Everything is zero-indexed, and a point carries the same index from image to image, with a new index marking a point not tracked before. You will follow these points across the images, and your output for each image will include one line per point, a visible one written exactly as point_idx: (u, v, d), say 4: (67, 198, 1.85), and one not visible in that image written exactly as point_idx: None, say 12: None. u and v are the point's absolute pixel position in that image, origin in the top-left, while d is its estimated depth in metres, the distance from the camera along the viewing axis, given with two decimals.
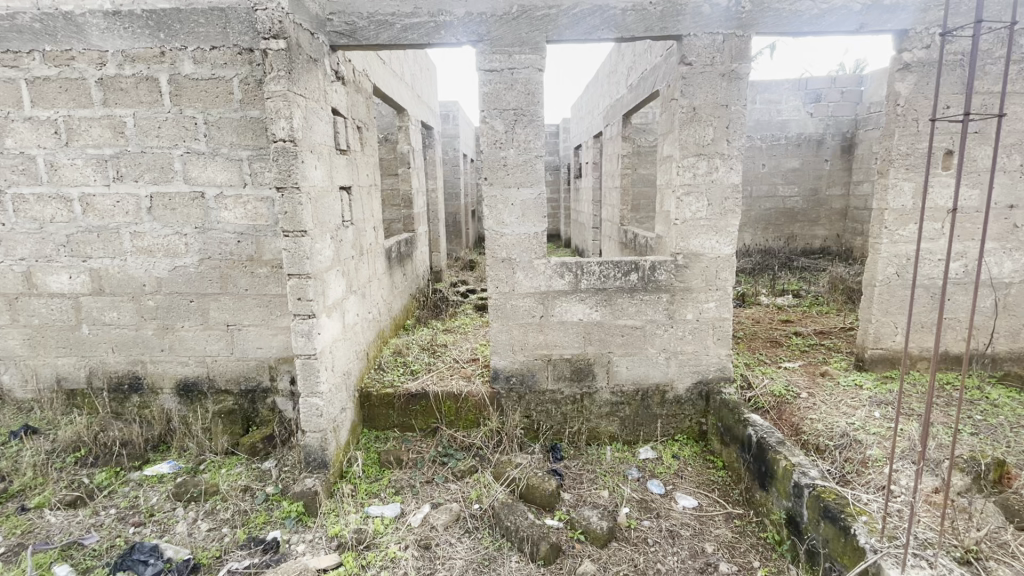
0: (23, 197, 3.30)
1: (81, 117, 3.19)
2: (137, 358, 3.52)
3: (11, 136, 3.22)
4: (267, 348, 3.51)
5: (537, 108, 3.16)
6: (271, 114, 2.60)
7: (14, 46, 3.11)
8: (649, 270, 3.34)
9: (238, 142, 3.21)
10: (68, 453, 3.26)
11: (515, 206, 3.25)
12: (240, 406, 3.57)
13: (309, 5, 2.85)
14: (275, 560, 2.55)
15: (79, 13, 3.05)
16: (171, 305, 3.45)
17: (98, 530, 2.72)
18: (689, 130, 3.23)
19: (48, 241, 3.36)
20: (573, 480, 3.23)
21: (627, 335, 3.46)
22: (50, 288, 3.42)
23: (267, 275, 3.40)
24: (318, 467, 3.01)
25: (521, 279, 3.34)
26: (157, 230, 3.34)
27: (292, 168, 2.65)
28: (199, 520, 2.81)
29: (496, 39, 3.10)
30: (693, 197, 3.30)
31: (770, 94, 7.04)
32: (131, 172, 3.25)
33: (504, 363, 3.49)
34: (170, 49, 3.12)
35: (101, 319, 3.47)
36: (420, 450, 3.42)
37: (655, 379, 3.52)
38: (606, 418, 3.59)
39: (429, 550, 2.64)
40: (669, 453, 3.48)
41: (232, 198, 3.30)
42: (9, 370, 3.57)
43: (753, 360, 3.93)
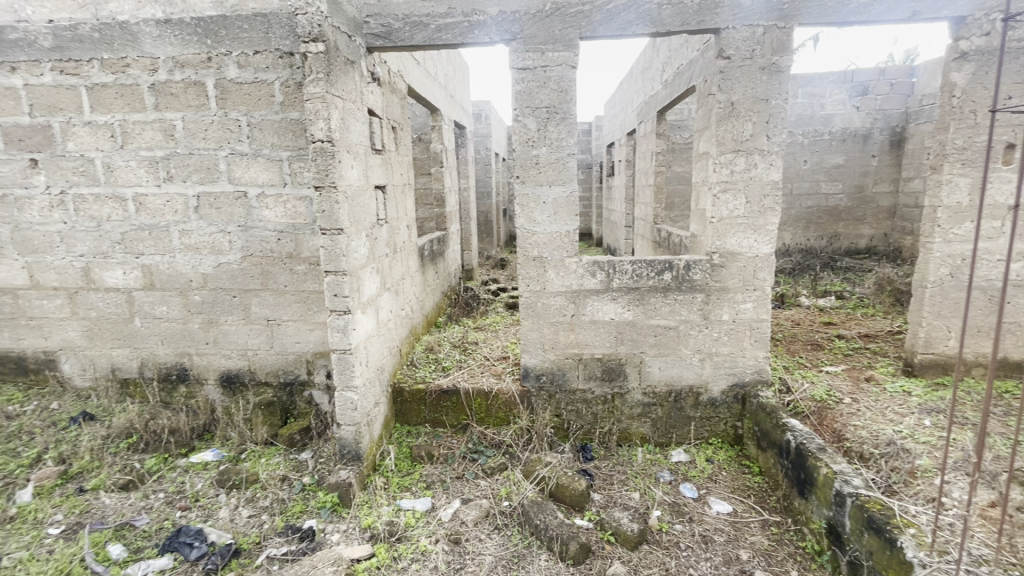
0: (83, 197, 3.50)
1: (135, 121, 3.37)
2: (184, 350, 3.69)
3: (72, 140, 3.42)
4: (305, 343, 3.62)
5: (570, 106, 3.15)
6: (310, 115, 2.68)
7: (75, 55, 3.30)
8: (684, 269, 3.28)
9: (279, 142, 3.32)
10: (121, 439, 3.44)
11: (547, 204, 3.25)
12: (279, 398, 3.70)
13: (346, 8, 2.91)
14: (311, 548, 2.62)
15: (133, 23, 3.22)
16: (215, 300, 3.60)
17: (148, 512, 2.86)
18: (727, 127, 3.14)
19: (104, 238, 3.55)
20: (604, 480, 3.20)
21: (660, 335, 3.40)
22: (106, 282, 3.63)
23: (306, 271, 3.51)
24: (353, 459, 3.10)
25: (553, 277, 3.33)
26: (204, 228, 3.49)
27: (329, 168, 2.73)
28: (240, 506, 2.92)
29: (530, 37, 3.10)
30: (731, 195, 3.21)
31: (813, 88, 6.79)
32: (180, 173, 3.41)
33: (535, 361, 3.49)
34: (217, 54, 3.25)
35: (152, 312, 3.65)
36: (451, 446, 3.45)
37: (689, 381, 3.45)
38: (637, 419, 3.54)
39: (459, 545, 2.66)
40: (703, 456, 3.40)
41: (273, 198, 3.41)
42: (69, 359, 3.80)
43: (791, 363, 3.79)
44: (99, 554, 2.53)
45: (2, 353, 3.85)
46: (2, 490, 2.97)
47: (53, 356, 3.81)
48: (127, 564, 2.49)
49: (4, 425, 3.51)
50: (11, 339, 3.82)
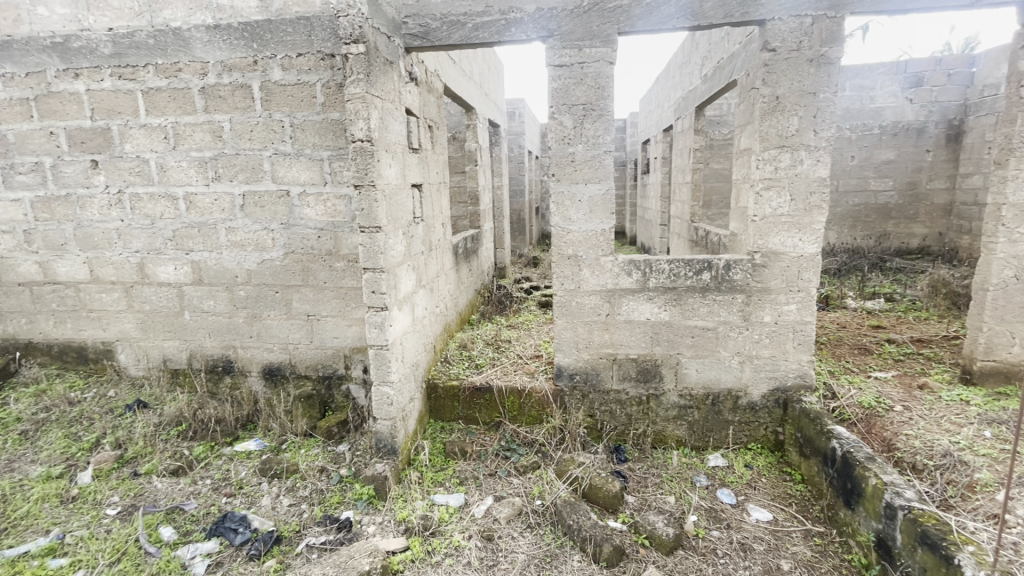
0: (139, 196, 3.69)
1: (186, 124, 3.52)
2: (230, 343, 3.84)
3: (129, 142, 3.61)
4: (343, 338, 3.72)
5: (607, 103, 3.11)
6: (351, 115, 2.74)
7: (132, 61, 3.47)
8: (724, 268, 3.19)
9: (320, 142, 3.41)
10: (172, 427, 3.61)
11: (582, 202, 3.21)
12: (318, 391, 3.80)
13: (386, 9, 2.95)
14: (348, 538, 2.68)
15: (185, 29, 3.37)
16: (259, 295, 3.73)
17: (197, 497, 2.98)
18: (771, 122, 3.03)
19: (158, 236, 3.73)
20: (638, 482, 3.15)
21: (698, 336, 3.32)
22: (159, 277, 3.82)
23: (345, 268, 3.60)
24: (388, 453, 3.15)
25: (588, 276, 3.30)
26: (249, 226, 3.62)
27: (368, 167, 2.78)
28: (282, 495, 3.02)
29: (567, 34, 3.07)
30: (775, 192, 3.10)
31: (862, 80, 6.48)
32: (227, 173, 3.55)
33: (569, 360, 3.46)
34: (262, 58, 3.36)
35: (201, 306, 3.82)
36: (484, 443, 3.46)
37: (728, 384, 3.36)
38: (673, 422, 3.46)
39: (492, 542, 2.68)
40: (742, 461, 3.31)
41: (314, 196, 3.51)
42: (125, 350, 4.01)
43: (837, 368, 3.63)
44: (152, 535, 2.66)
45: (65, 343, 4.10)
46: (66, 471, 3.16)
47: (111, 347, 4.03)
48: (177, 546, 2.60)
49: (67, 410, 3.74)
50: (74, 330, 4.06)
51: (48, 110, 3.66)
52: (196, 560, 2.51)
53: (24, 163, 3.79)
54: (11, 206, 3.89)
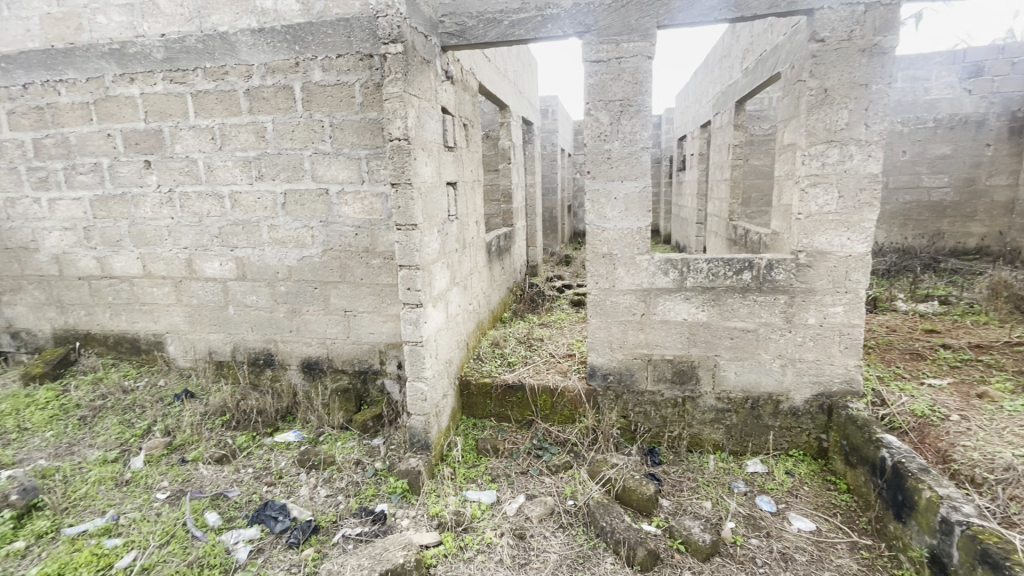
0: (188, 195, 3.85)
1: (232, 125, 3.65)
2: (271, 336, 3.97)
3: (179, 143, 3.77)
4: (378, 334, 3.79)
5: (645, 99, 3.05)
6: (389, 114, 2.78)
7: (183, 65, 3.63)
8: (765, 268, 3.08)
9: (358, 142, 3.48)
10: (217, 416, 3.75)
11: (618, 200, 3.16)
12: (354, 385, 3.88)
13: (424, 8, 2.98)
14: (383, 531, 2.72)
15: (232, 33, 3.49)
16: (299, 291, 3.83)
17: (239, 485, 3.09)
18: (818, 115, 2.91)
19: (205, 233, 3.89)
20: (673, 486, 3.09)
21: (738, 338, 3.22)
22: (206, 273, 3.98)
23: (381, 265, 3.66)
24: (422, 448, 3.19)
25: (623, 275, 3.25)
26: (289, 223, 3.72)
27: (405, 165, 2.81)
28: (319, 486, 3.09)
29: (605, 28, 3.02)
30: (822, 189, 2.97)
31: (915, 71, 6.14)
32: (270, 172, 3.66)
33: (602, 360, 3.41)
34: (303, 59, 3.45)
35: (244, 301, 3.95)
36: (516, 441, 3.46)
37: (768, 388, 3.26)
38: (710, 425, 3.37)
39: (524, 540, 2.67)
40: (783, 468, 3.19)
41: (351, 195, 3.58)
42: (174, 341, 4.20)
43: (887, 373, 3.46)
44: (198, 520, 2.77)
45: (120, 335, 4.33)
46: (120, 456, 3.34)
47: (161, 339, 4.23)
48: (221, 531, 2.70)
49: (121, 398, 3.96)
50: (127, 322, 4.28)
51: (106, 114, 3.86)
52: (239, 545, 2.60)
53: (84, 164, 4.01)
54: (72, 204, 4.13)
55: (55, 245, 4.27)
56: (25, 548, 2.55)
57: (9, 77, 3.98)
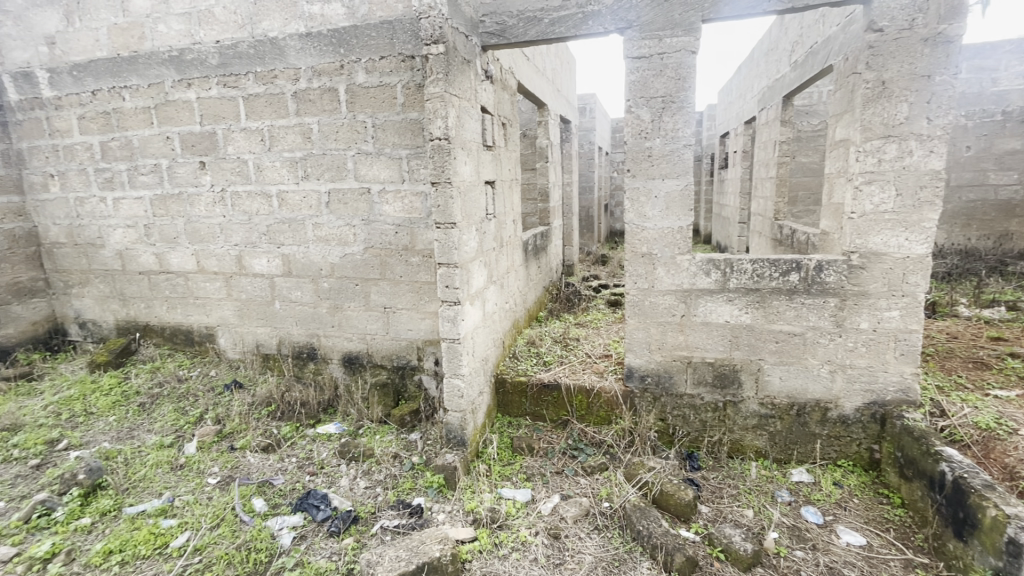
0: (238, 194, 4.03)
1: (280, 126, 3.79)
2: (314, 331, 4.10)
3: (231, 145, 3.94)
4: (417, 330, 3.85)
5: (688, 95, 2.97)
6: (429, 114, 2.82)
7: (236, 70, 3.79)
8: (815, 269, 2.96)
9: (399, 142, 3.55)
10: (263, 407, 3.90)
11: (658, 198, 3.10)
12: (392, 380, 3.97)
13: (465, 9, 3.01)
14: (420, 524, 2.77)
15: (282, 38, 3.62)
16: (341, 287, 3.95)
17: (284, 473, 3.20)
18: (875, 109, 2.76)
19: (254, 230, 4.05)
20: (712, 493, 3.01)
21: (783, 341, 3.11)
22: (255, 269, 4.14)
23: (420, 263, 3.72)
24: (458, 444, 3.22)
25: (663, 275, 3.18)
26: (333, 222, 3.83)
27: (445, 165, 2.85)
28: (359, 477, 3.16)
29: (647, 24, 2.97)
30: (878, 187, 2.82)
31: (982, 60, 5.80)
32: (315, 172, 3.78)
33: (640, 361, 3.36)
34: (348, 62, 3.54)
35: (289, 296, 4.10)
36: (551, 441, 3.45)
37: (816, 394, 3.12)
38: (752, 431, 3.26)
39: (559, 540, 2.66)
40: (830, 479, 3.06)
41: (392, 194, 3.65)
42: (225, 334, 4.40)
43: (947, 383, 3.25)
44: (246, 505, 2.89)
45: (175, 327, 4.57)
46: (175, 441, 3.53)
47: (212, 331, 4.44)
48: (267, 517, 2.81)
49: (176, 386, 4.19)
50: (182, 315, 4.51)
51: (165, 117, 4.08)
52: (283, 532, 2.70)
53: (146, 165, 4.25)
54: (134, 203, 4.38)
55: (119, 241, 4.54)
56: (91, 524, 2.73)
57: (80, 84, 4.26)
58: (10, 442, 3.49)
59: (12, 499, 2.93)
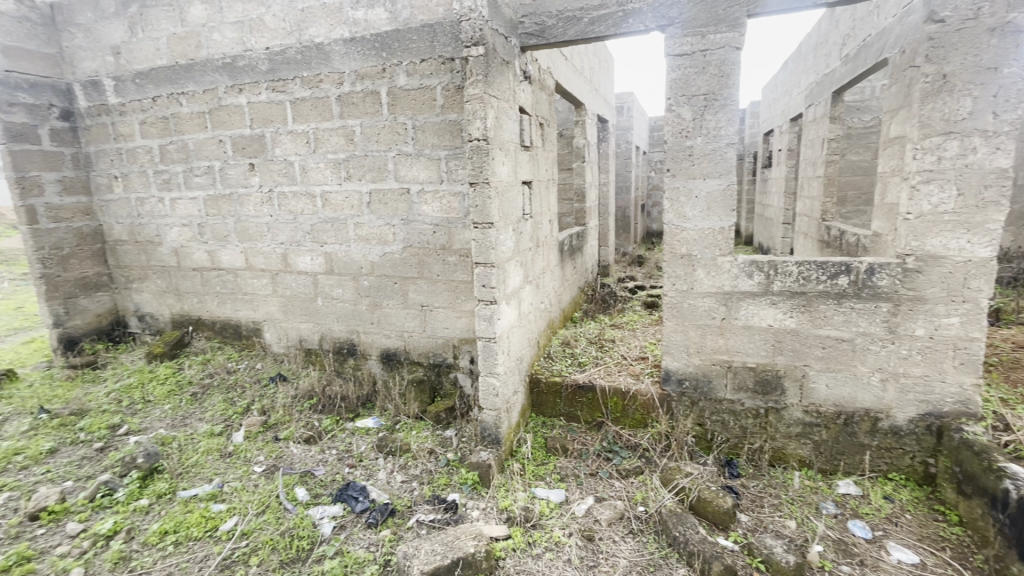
0: (285, 194, 4.19)
1: (324, 129, 3.91)
2: (354, 327, 4.22)
3: (279, 147, 4.10)
4: (453, 328, 3.91)
5: (731, 92, 2.90)
6: (469, 115, 2.85)
7: (284, 75, 3.94)
8: (866, 273, 2.83)
9: (439, 143, 3.61)
10: (305, 400, 4.04)
11: (699, 198, 3.04)
12: (428, 377, 4.04)
13: (505, 11, 3.03)
14: (454, 519, 2.80)
15: (327, 44, 3.74)
16: (380, 285, 4.04)
17: (325, 464, 3.31)
18: (935, 104, 2.62)
19: (299, 229, 4.21)
20: (752, 501, 2.92)
21: (830, 347, 2.99)
22: (299, 267, 4.30)
23: (456, 262, 3.77)
24: (492, 442, 3.25)
25: (702, 277, 3.11)
26: (374, 221, 3.93)
27: (483, 165, 2.87)
28: (396, 471, 3.23)
29: (690, 20, 2.91)
30: (936, 186, 2.67)
31: None
32: (357, 173, 3.89)
33: (678, 364, 3.29)
34: (390, 65, 3.62)
35: (331, 293, 4.23)
36: (585, 442, 3.43)
37: (865, 403, 2.99)
38: (796, 440, 3.15)
39: (592, 542, 2.64)
40: (880, 492, 2.92)
41: (431, 194, 3.72)
42: (270, 329, 4.58)
43: (1012, 396, 3.04)
44: (289, 493, 3.01)
45: (225, 321, 4.79)
46: (224, 430, 3.70)
47: (259, 326, 4.63)
48: (309, 506, 2.91)
49: (226, 377, 4.40)
50: (231, 310, 4.73)
51: (219, 121, 4.28)
52: (324, 521, 2.78)
53: (200, 167, 4.48)
54: (189, 203, 4.62)
55: (175, 239, 4.80)
56: (148, 505, 2.90)
57: (142, 91, 4.53)
58: (77, 426, 3.75)
59: (79, 479, 3.15)
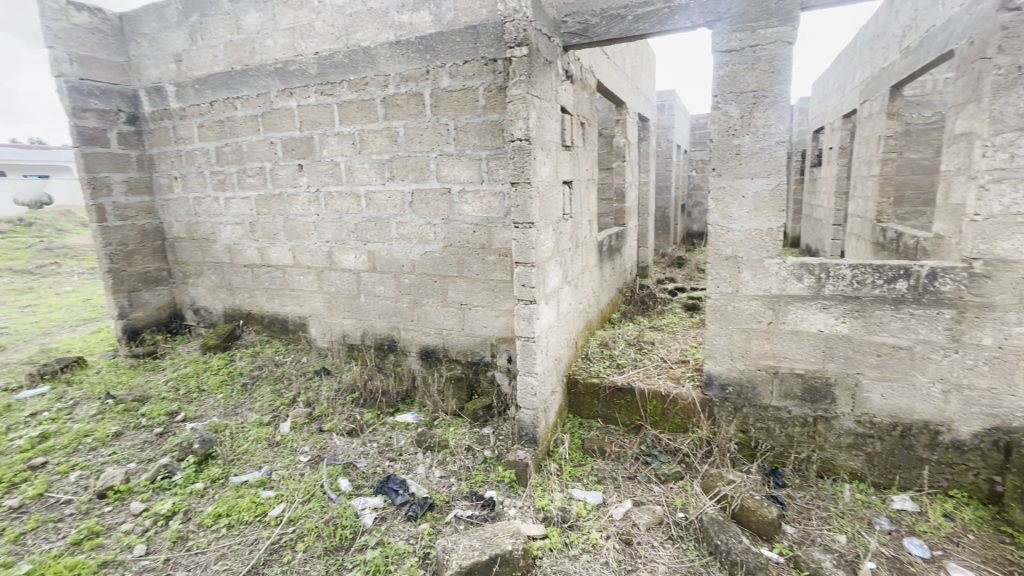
0: (331, 194, 4.32)
1: (369, 130, 4.02)
2: (395, 324, 4.32)
3: (326, 148, 4.24)
4: (491, 327, 3.94)
5: (782, 89, 2.80)
6: (512, 116, 2.87)
7: (332, 79, 4.07)
8: (927, 277, 2.68)
9: (480, 143, 3.64)
10: (347, 393, 4.17)
11: (746, 198, 2.95)
12: (466, 375, 4.09)
13: (548, 11, 3.03)
14: (492, 516, 2.83)
15: (373, 48, 3.85)
16: (421, 284, 4.12)
17: (366, 457, 3.40)
18: (1008, 98, 2.45)
19: (344, 228, 4.34)
20: (799, 513, 2.81)
21: (886, 355, 2.84)
22: (343, 264, 4.43)
23: (496, 261, 3.80)
24: (529, 441, 3.25)
25: (748, 279, 3.02)
26: (415, 220, 4.01)
27: (525, 165, 2.88)
28: (434, 466, 3.29)
29: (739, 15, 2.83)
30: (1008, 185, 2.51)
31: None
32: (400, 173, 3.97)
33: (721, 369, 3.21)
34: (433, 67, 3.68)
35: (373, 291, 4.34)
36: (623, 445, 3.39)
37: (924, 415, 2.84)
38: (846, 451, 3.02)
39: (630, 547, 2.61)
40: (940, 510, 2.76)
41: (472, 194, 3.76)
42: (315, 324, 4.75)
43: None
44: (333, 483, 3.11)
45: (273, 316, 4.99)
46: (272, 420, 3.86)
47: (305, 321, 4.80)
48: (351, 496, 3.00)
49: (273, 370, 4.59)
50: (279, 305, 4.92)
51: (270, 124, 4.46)
52: (366, 511, 2.86)
53: (252, 168, 4.68)
54: (242, 203, 4.84)
55: (228, 237, 5.04)
56: (203, 489, 3.06)
57: (200, 96, 4.78)
58: (140, 411, 3.99)
59: (141, 461, 3.36)
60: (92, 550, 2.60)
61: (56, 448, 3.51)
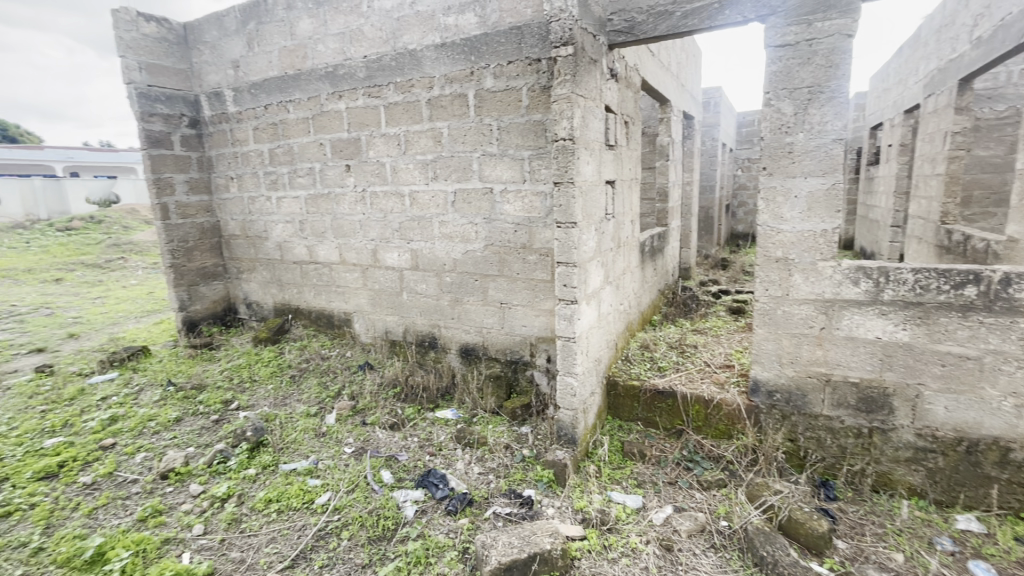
0: (377, 194, 4.44)
1: (414, 131, 4.11)
2: (436, 321, 4.40)
3: (373, 149, 4.36)
4: (531, 326, 3.95)
5: (840, 83, 2.68)
6: (556, 115, 2.86)
7: (379, 81, 4.18)
8: (999, 283, 2.51)
9: (523, 143, 3.66)
10: (390, 388, 4.27)
11: (799, 198, 2.84)
12: (505, 373, 4.11)
13: (594, 9, 3.01)
14: (530, 515, 2.84)
15: (419, 50, 3.93)
16: (462, 282, 4.18)
17: (407, 450, 3.48)
18: None
19: (388, 227, 4.45)
20: (852, 528, 2.69)
21: (951, 366, 2.68)
22: (387, 262, 4.55)
23: (536, 261, 3.81)
24: (568, 442, 3.25)
25: (800, 282, 2.91)
26: (457, 220, 4.07)
27: (569, 165, 2.88)
28: (473, 462, 3.33)
29: (794, 8, 2.72)
30: None
31: None
32: (443, 173, 4.04)
33: (768, 375, 3.10)
34: (478, 68, 3.72)
35: (416, 288, 4.44)
36: (664, 449, 3.33)
37: (993, 430, 2.66)
38: (905, 465, 2.86)
39: (671, 553, 2.57)
40: (1010, 533, 2.58)
41: (513, 193, 3.77)
42: (359, 320, 4.89)
43: None
44: (376, 475, 3.20)
45: (320, 311, 5.18)
46: (319, 411, 4.01)
47: (349, 316, 4.96)
48: (393, 488, 3.08)
49: (319, 363, 4.76)
50: (326, 301, 5.10)
51: (320, 126, 4.63)
52: (407, 504, 2.93)
53: (303, 168, 4.87)
54: (292, 202, 5.04)
55: (279, 235, 5.26)
56: (255, 475, 3.21)
57: (256, 100, 5.00)
58: (198, 399, 4.23)
59: (199, 446, 3.55)
60: (157, 527, 2.77)
61: (124, 431, 3.76)
